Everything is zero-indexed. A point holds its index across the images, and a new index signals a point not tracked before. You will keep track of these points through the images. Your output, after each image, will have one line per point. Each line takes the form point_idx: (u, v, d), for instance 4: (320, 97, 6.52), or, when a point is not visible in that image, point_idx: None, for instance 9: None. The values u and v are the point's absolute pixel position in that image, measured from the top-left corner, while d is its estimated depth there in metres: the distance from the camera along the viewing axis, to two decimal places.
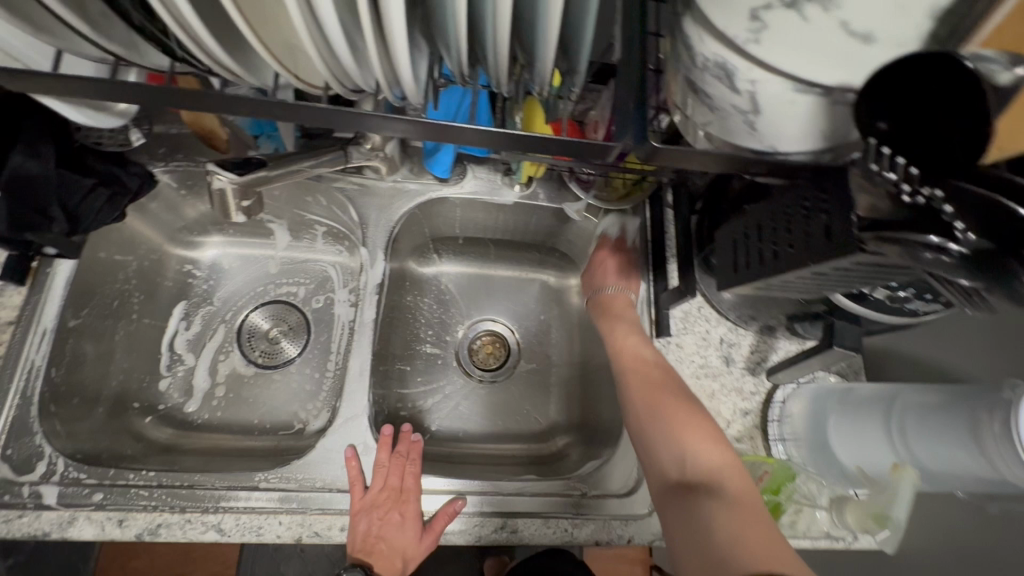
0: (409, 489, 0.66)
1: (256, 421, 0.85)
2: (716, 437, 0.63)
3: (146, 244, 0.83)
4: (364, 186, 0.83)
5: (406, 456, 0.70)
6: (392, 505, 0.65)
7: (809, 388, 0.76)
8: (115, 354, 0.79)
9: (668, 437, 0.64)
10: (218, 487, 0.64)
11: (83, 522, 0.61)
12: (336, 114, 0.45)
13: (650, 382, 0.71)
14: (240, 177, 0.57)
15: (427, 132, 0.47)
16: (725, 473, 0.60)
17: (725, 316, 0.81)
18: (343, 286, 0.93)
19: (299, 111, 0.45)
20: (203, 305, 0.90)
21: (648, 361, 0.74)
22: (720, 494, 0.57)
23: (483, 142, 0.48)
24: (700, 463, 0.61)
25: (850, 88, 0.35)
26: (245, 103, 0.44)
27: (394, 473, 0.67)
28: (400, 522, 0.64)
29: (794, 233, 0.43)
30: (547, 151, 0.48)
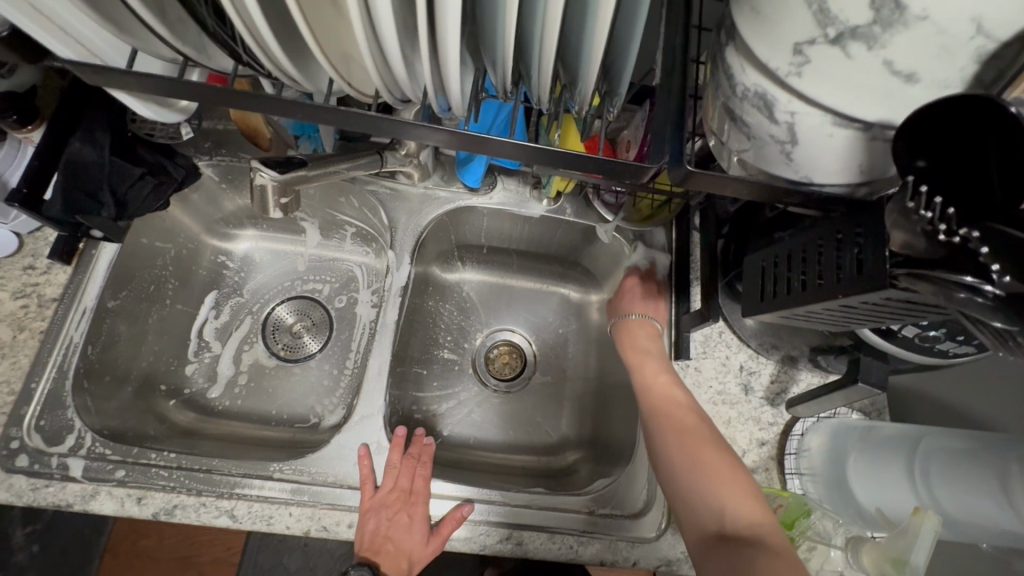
0: (418, 491, 0.67)
1: (274, 412, 0.87)
2: (751, 491, 0.61)
3: (185, 233, 0.86)
4: (396, 190, 0.85)
5: (418, 458, 0.70)
6: (402, 505, 0.65)
7: (828, 422, 0.75)
8: (147, 336, 0.81)
9: (701, 487, 0.62)
10: (234, 474, 0.65)
11: (104, 497, 0.63)
12: (376, 121, 0.47)
13: (685, 427, 0.68)
14: (282, 176, 0.58)
15: (461, 143, 0.49)
16: (765, 529, 0.57)
17: (746, 343, 0.80)
18: (367, 286, 0.95)
19: (340, 115, 0.47)
20: (233, 296, 0.93)
21: (682, 405, 0.71)
22: (761, 550, 0.54)
23: (515, 156, 0.49)
24: (736, 517, 0.58)
25: (889, 126, 0.35)
26: (296, 106, 0.46)
27: (405, 474, 0.68)
28: (407, 525, 0.64)
29: (824, 264, 0.42)
30: (581, 167, 0.48)
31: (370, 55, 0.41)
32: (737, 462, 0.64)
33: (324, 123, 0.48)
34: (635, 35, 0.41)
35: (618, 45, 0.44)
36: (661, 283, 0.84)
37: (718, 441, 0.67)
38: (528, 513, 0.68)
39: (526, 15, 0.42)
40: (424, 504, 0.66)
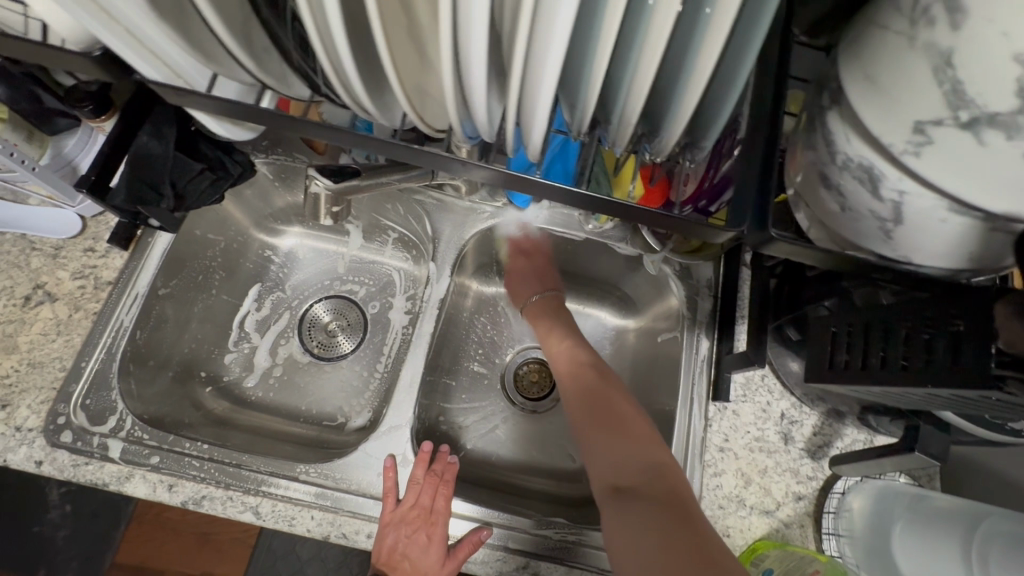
0: (439, 511, 0.66)
1: (304, 408, 0.88)
2: (649, 436, 0.68)
3: (236, 226, 0.88)
4: (442, 201, 0.85)
5: (443, 476, 0.68)
6: (422, 524, 0.65)
7: (874, 484, 0.71)
8: (191, 323, 0.84)
9: (607, 448, 0.69)
10: (262, 471, 0.66)
11: (138, 480, 0.65)
12: (427, 154, 0.49)
13: (588, 386, 0.76)
14: (335, 185, 0.61)
15: (504, 180, 0.50)
16: (656, 469, 0.64)
17: (790, 391, 0.77)
18: (403, 292, 0.95)
19: (393, 146, 0.48)
20: (275, 290, 0.94)
21: (584, 364, 0.79)
22: (655, 494, 0.61)
23: (561, 198, 0.49)
24: (636, 464, 0.65)
25: (1014, 215, 0.32)
26: (355, 136, 0.48)
27: (427, 492, 0.67)
28: (425, 544, 0.64)
29: (912, 348, 0.42)
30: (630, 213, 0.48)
31: (452, 94, 0.41)
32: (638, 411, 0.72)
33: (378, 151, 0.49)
34: (722, 87, 0.40)
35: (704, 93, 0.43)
36: (705, 319, 0.81)
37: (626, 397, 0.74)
38: (547, 542, 0.67)
39: (611, 60, 0.40)
40: (444, 525, 0.66)
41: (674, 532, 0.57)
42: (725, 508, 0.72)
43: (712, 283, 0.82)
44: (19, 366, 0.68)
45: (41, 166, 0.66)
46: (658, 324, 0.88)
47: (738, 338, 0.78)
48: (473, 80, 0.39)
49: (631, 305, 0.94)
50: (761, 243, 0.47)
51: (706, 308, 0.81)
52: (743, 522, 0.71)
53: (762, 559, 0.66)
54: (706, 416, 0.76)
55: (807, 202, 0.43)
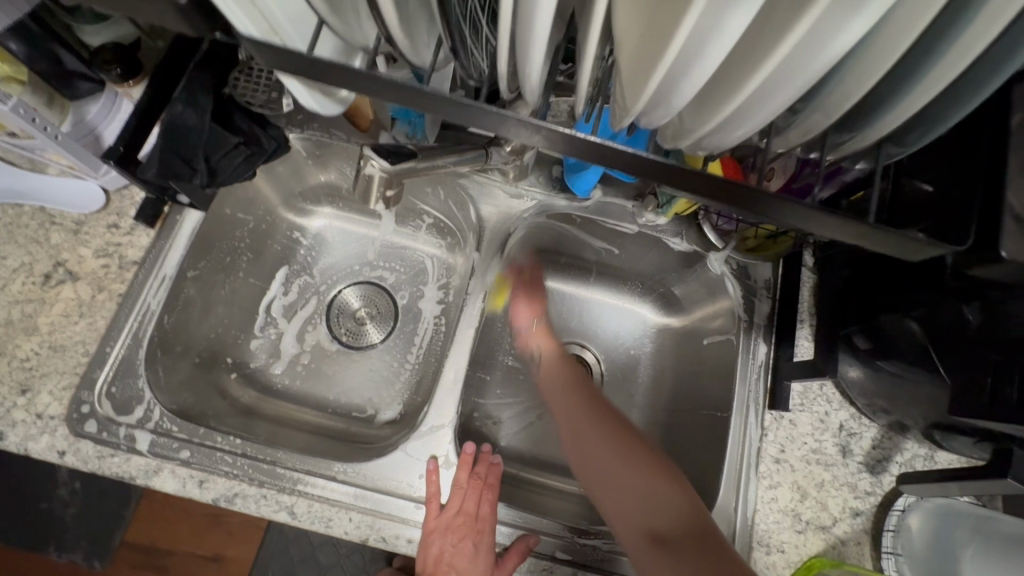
0: (485, 518, 0.62)
1: (331, 399, 0.84)
2: (659, 469, 0.64)
3: (264, 205, 0.83)
4: (486, 186, 0.80)
5: (487, 480, 0.65)
6: (467, 531, 0.61)
7: (934, 503, 0.67)
8: (216, 306, 0.79)
9: (620, 479, 0.65)
10: (298, 469, 0.63)
11: (167, 474, 0.61)
12: (484, 116, 0.43)
13: (595, 413, 0.72)
14: (393, 166, 0.55)
15: (565, 143, 0.44)
16: (686, 505, 0.61)
17: (850, 401, 0.73)
18: (436, 281, 0.91)
19: (446, 104, 0.42)
20: (302, 274, 0.90)
21: (583, 393, 0.75)
22: (689, 537, 0.58)
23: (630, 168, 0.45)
24: (655, 509, 0.61)
25: None
26: (403, 94, 0.42)
27: (471, 497, 0.63)
28: (472, 553, 0.60)
29: None
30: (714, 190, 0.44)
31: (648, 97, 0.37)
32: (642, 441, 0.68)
33: (427, 112, 0.43)
34: (873, 72, 0.34)
35: (836, 84, 0.38)
36: (762, 322, 0.76)
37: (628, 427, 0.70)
38: (592, 552, 0.64)
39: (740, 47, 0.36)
40: (490, 535, 0.62)
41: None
42: (779, 522, 0.68)
43: (770, 285, 0.78)
44: (40, 349, 0.64)
45: (62, 134, 0.60)
46: (707, 323, 0.84)
47: (798, 344, 0.74)
48: (684, 87, 0.36)
49: (675, 303, 0.89)
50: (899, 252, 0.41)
51: (763, 311, 0.76)
52: (797, 537, 0.68)
53: None
54: (761, 424, 0.72)
55: None
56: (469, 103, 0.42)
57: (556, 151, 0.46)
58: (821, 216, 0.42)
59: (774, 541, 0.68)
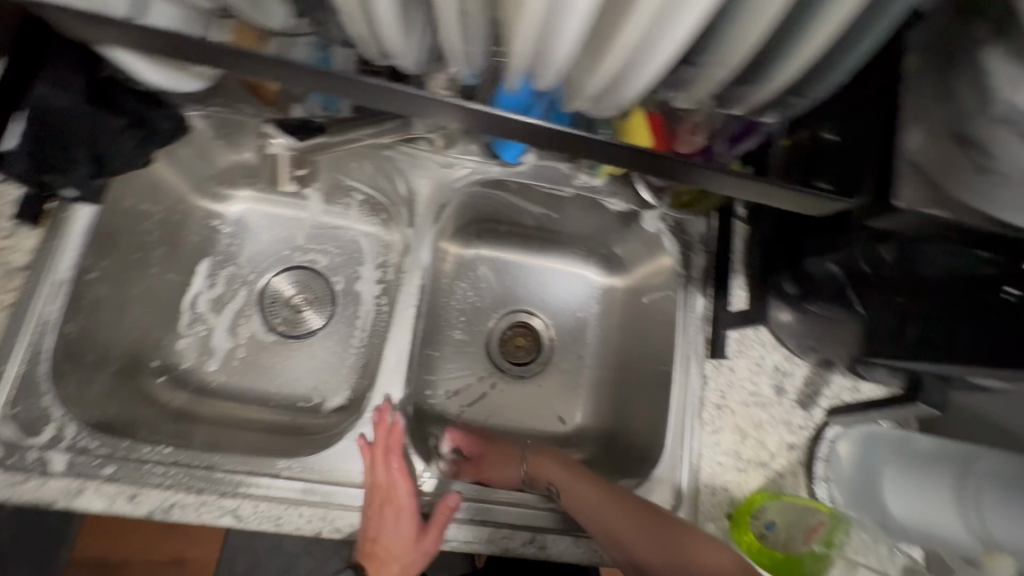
0: (395, 487, 0.62)
1: (273, 391, 0.80)
2: (714, 543, 0.60)
3: (172, 193, 0.76)
4: (414, 157, 0.76)
5: (389, 446, 0.64)
6: (381, 503, 0.61)
7: (859, 429, 0.73)
8: (131, 307, 0.73)
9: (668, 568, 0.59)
10: (239, 471, 0.60)
11: (91, 494, 0.57)
12: (399, 96, 0.47)
13: (618, 507, 0.64)
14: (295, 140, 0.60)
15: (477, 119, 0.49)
16: None
17: (782, 343, 0.76)
18: (373, 260, 0.87)
19: (358, 85, 0.47)
20: (227, 265, 0.84)
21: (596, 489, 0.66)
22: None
23: None
24: None
25: None
26: (315, 76, 0.46)
27: (379, 468, 0.62)
28: (393, 524, 0.61)
29: None
30: None
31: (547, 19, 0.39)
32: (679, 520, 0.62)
33: (346, 95, 0.48)
34: None
35: None
36: (699, 276, 0.78)
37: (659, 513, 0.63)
38: (550, 516, 0.66)
39: None
40: (406, 503, 0.62)
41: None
42: (723, 464, 0.72)
43: (705, 238, 0.79)
44: None
45: None
46: (648, 281, 0.85)
47: (734, 294, 0.76)
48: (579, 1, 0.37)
49: (617, 262, 0.89)
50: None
51: (700, 265, 0.78)
52: (739, 476, 0.71)
53: (762, 512, 0.67)
54: (702, 373, 0.75)
55: None
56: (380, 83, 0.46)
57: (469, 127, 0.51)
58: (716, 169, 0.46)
59: (719, 482, 0.71)
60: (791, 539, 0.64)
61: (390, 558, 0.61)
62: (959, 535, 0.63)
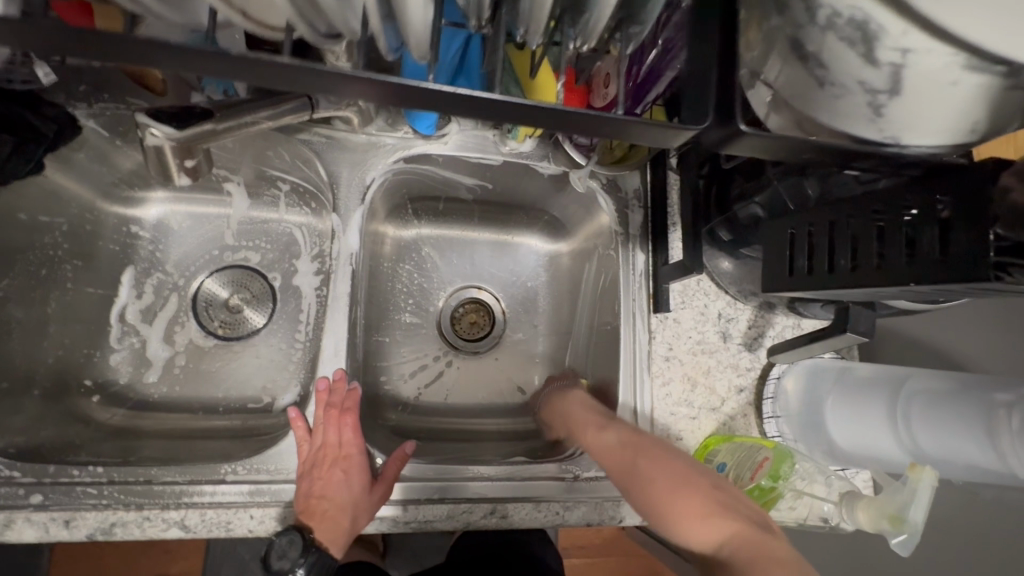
0: (350, 445, 0.65)
1: (220, 396, 0.77)
2: (713, 493, 0.51)
3: (77, 202, 0.71)
4: (333, 139, 0.73)
5: (344, 406, 0.66)
6: (333, 461, 0.64)
7: (803, 365, 0.75)
8: (49, 327, 0.69)
9: (663, 510, 0.52)
10: (179, 482, 0.58)
11: (22, 525, 0.54)
12: (304, 75, 0.37)
13: (633, 452, 0.59)
14: (178, 132, 0.54)
15: (395, 95, 0.39)
16: (731, 543, 0.45)
17: (724, 290, 0.77)
18: (309, 250, 0.83)
19: (251, 65, 0.36)
20: (154, 272, 0.79)
21: (612, 444, 0.62)
22: (755, 550, 0.43)
23: (464, 106, 0.40)
24: (701, 545, 0.47)
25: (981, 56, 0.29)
26: (189, 63, 0.36)
27: (331, 428, 0.65)
28: (344, 479, 0.63)
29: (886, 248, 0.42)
30: (550, 120, 0.40)
31: None
32: (689, 464, 0.55)
33: (235, 77, 0.38)
34: None
35: None
36: (638, 232, 0.78)
37: (689, 460, 0.57)
38: (511, 484, 0.66)
39: None
40: (358, 460, 0.65)
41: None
42: (675, 414, 0.73)
43: (639, 193, 0.78)
44: None
45: None
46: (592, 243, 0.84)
47: (672, 247, 0.76)
48: None
49: (561, 226, 0.88)
50: (720, 141, 0.40)
51: (637, 221, 0.78)
52: (692, 423, 0.73)
53: (715, 455, 0.68)
54: (648, 328, 0.75)
55: (769, 84, 0.40)
56: (281, 63, 0.36)
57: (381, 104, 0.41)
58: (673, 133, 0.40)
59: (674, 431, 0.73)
60: (739, 478, 0.65)
61: (336, 514, 0.61)
62: (895, 452, 0.65)
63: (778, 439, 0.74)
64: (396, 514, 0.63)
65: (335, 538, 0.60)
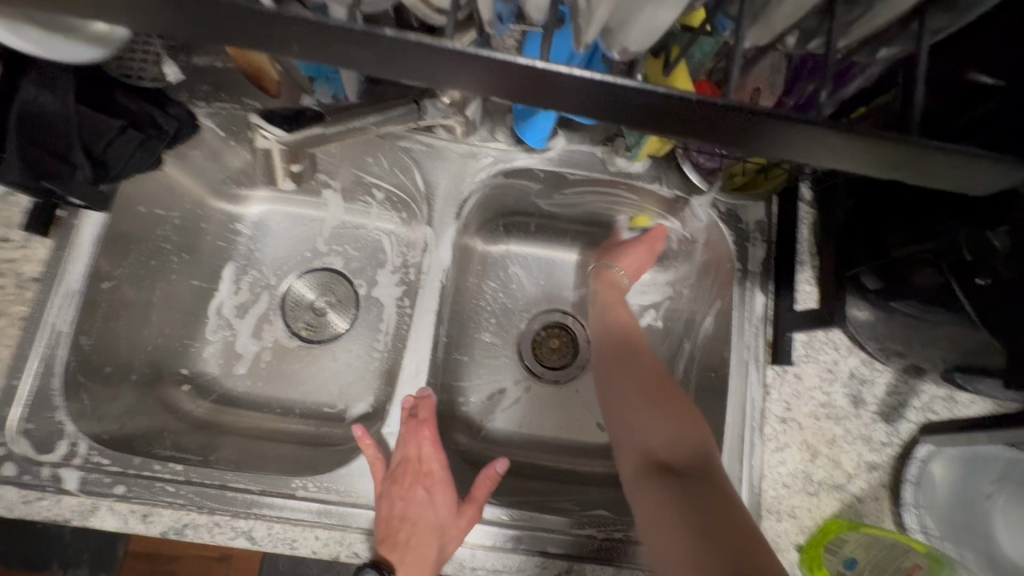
0: (430, 461, 0.61)
1: (297, 400, 0.76)
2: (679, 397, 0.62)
3: (188, 196, 0.74)
4: (432, 147, 0.71)
5: (422, 417, 0.62)
6: (414, 480, 0.59)
7: (957, 448, 0.61)
8: (153, 315, 0.72)
9: (620, 376, 0.67)
10: (251, 490, 0.57)
11: (105, 512, 0.56)
12: (435, 58, 0.32)
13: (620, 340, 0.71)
14: (290, 135, 0.52)
15: (530, 89, 0.34)
16: (681, 439, 0.58)
17: (860, 345, 0.65)
18: (397, 258, 0.81)
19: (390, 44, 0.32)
20: (250, 269, 0.80)
21: (622, 332, 0.71)
22: (691, 469, 0.55)
23: (607, 100, 0.34)
24: (654, 433, 0.59)
25: None
26: (315, 54, 0.33)
27: (412, 442, 0.61)
28: (428, 500, 0.59)
29: None
30: (710, 125, 0.33)
31: None
32: (676, 394, 0.62)
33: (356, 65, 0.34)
34: None
35: None
36: (758, 268, 0.68)
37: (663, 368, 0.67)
38: (591, 543, 0.59)
39: None
40: (439, 476, 0.60)
41: (697, 505, 0.51)
42: (789, 487, 0.62)
43: (763, 226, 0.69)
44: None
45: None
46: (704, 278, 0.75)
47: (799, 289, 0.66)
48: None
49: (662, 254, 0.80)
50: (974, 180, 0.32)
51: (758, 257, 0.68)
52: (810, 500, 0.62)
53: (840, 545, 0.58)
54: (764, 382, 0.65)
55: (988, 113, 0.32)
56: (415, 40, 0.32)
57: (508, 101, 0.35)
58: (868, 143, 0.32)
59: (785, 507, 0.62)
60: None
61: (419, 540, 0.56)
62: None
63: (919, 534, 0.60)
64: (465, 557, 0.58)
65: (420, 571, 0.56)
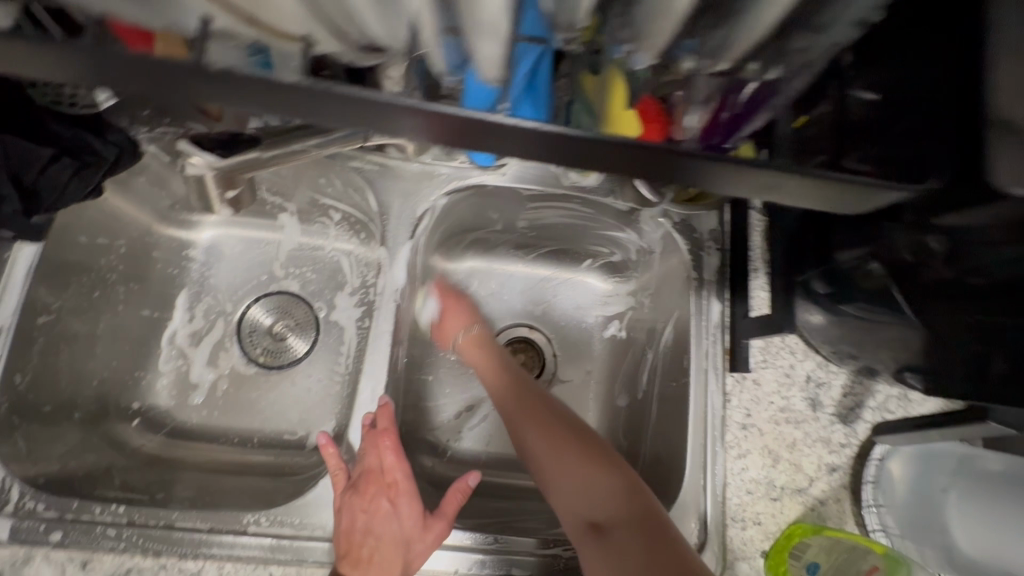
0: (394, 470, 0.59)
1: (256, 429, 0.73)
2: (590, 442, 0.61)
3: (134, 223, 0.71)
4: (385, 167, 0.71)
5: (383, 426, 0.60)
6: (378, 490, 0.58)
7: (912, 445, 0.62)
8: (98, 348, 0.69)
9: (529, 428, 0.64)
10: (200, 529, 0.54)
11: (39, 563, 0.52)
12: (364, 107, 0.34)
13: (518, 389, 0.68)
14: (220, 159, 0.56)
15: (458, 135, 0.36)
16: (607, 492, 0.57)
17: (814, 349, 0.66)
18: (357, 279, 0.80)
19: (312, 94, 0.33)
20: (203, 296, 0.78)
21: (510, 378, 0.70)
22: (630, 523, 0.54)
23: (532, 141, 0.36)
24: (586, 496, 0.58)
25: None
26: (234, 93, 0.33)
27: (371, 453, 0.60)
28: (392, 512, 0.58)
29: None
30: (628, 157, 0.36)
31: None
32: (587, 438, 0.62)
33: (285, 112, 0.35)
34: None
35: None
36: (714, 277, 0.69)
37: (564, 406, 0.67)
38: (558, 560, 0.58)
39: None
40: (405, 487, 0.59)
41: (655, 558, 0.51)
42: (753, 494, 0.62)
43: (717, 235, 0.70)
44: None
45: None
46: (664, 288, 0.76)
47: (754, 296, 0.67)
48: None
49: (623, 265, 0.81)
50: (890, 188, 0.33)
51: (713, 265, 0.69)
52: (773, 505, 0.62)
53: (802, 550, 0.58)
54: (724, 389, 0.65)
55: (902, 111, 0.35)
56: (343, 92, 0.33)
57: (439, 143, 0.37)
58: None
59: (750, 514, 0.62)
60: None
61: (380, 555, 0.55)
62: None
63: (880, 534, 0.61)
64: None
65: None
